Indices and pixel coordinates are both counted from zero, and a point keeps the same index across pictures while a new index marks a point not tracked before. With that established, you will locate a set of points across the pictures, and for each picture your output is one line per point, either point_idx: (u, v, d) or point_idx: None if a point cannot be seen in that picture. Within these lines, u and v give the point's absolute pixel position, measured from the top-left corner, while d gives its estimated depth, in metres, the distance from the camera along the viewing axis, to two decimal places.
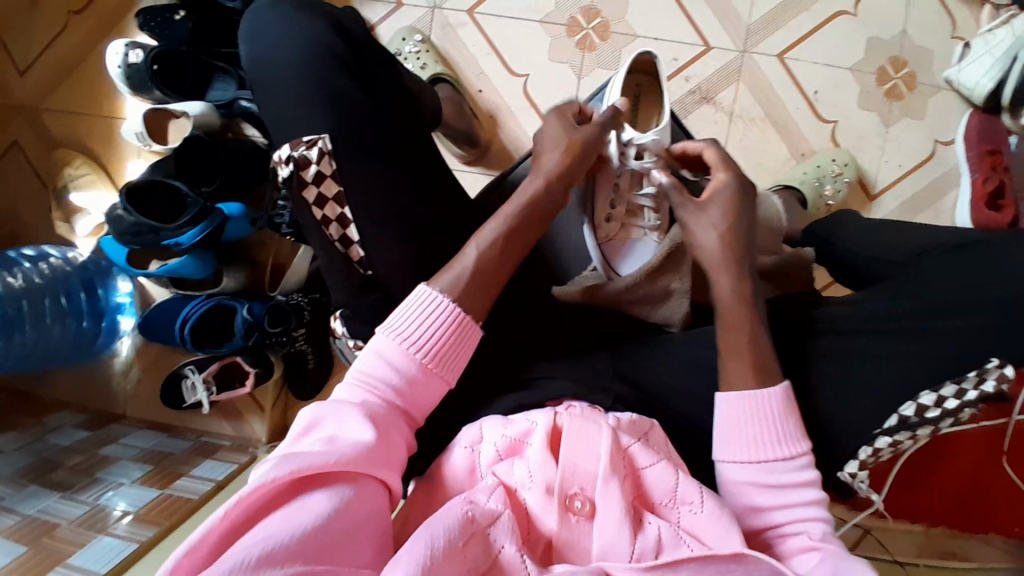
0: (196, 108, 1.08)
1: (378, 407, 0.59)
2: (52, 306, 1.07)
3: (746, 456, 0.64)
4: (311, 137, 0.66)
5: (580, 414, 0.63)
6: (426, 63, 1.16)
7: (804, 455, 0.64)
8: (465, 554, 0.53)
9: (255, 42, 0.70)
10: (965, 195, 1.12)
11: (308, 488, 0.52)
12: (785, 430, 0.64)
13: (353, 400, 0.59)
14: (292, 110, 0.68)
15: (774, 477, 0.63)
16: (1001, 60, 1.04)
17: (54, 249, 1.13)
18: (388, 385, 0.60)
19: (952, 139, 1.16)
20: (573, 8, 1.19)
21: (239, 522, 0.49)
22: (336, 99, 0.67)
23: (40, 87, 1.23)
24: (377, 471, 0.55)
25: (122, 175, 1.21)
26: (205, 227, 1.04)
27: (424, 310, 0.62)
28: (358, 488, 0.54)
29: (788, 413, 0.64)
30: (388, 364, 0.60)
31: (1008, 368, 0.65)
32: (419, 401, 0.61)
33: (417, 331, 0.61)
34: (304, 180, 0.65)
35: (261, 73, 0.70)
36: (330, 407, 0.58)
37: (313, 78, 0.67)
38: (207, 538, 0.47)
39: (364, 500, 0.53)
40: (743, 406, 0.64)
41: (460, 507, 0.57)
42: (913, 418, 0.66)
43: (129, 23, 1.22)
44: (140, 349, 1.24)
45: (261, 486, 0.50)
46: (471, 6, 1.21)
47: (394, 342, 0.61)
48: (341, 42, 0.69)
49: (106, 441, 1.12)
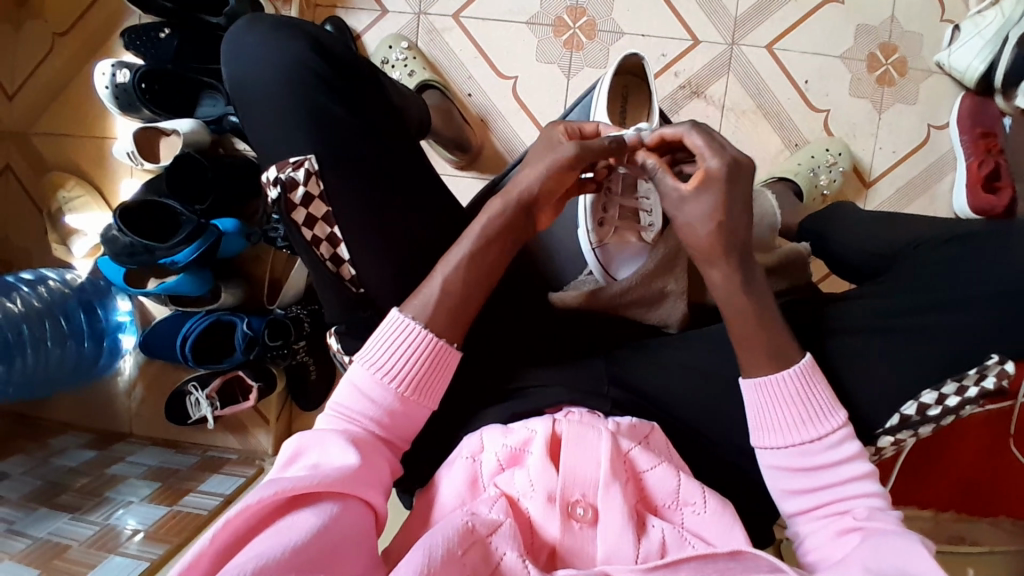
0: (186, 125, 1.08)
1: (357, 434, 0.59)
2: (53, 329, 1.08)
3: (782, 442, 0.63)
4: (298, 158, 0.66)
5: (578, 421, 0.63)
6: (414, 69, 1.16)
7: (840, 429, 0.63)
8: (465, 562, 0.54)
9: (235, 65, 0.70)
10: (962, 179, 1.11)
11: (297, 507, 0.52)
12: (816, 406, 0.63)
13: (333, 430, 0.59)
14: (275, 127, 0.68)
15: (814, 458, 0.63)
16: (992, 41, 1.05)
17: (51, 272, 1.14)
18: (368, 414, 0.61)
19: (945, 123, 1.15)
20: (559, 8, 1.19)
21: (227, 546, 0.49)
22: (324, 119, 0.67)
23: (30, 110, 1.23)
24: (363, 490, 0.56)
25: (115, 195, 1.21)
26: (200, 245, 1.04)
27: (397, 337, 0.62)
28: (346, 505, 0.54)
29: (817, 387, 0.64)
30: (363, 391, 0.61)
31: (1008, 364, 0.66)
32: (400, 425, 0.62)
33: (392, 359, 0.62)
34: (292, 202, 0.66)
35: (244, 94, 0.70)
36: (313, 436, 0.59)
37: (293, 95, 0.67)
38: (195, 562, 0.47)
39: (352, 515, 0.54)
40: (769, 392, 0.64)
41: (461, 518, 0.57)
42: (915, 415, 0.66)
43: (116, 43, 1.22)
44: (142, 367, 1.24)
45: (247, 507, 0.50)
46: (456, 11, 1.21)
47: (369, 373, 0.61)
48: (320, 58, 0.69)
49: (113, 460, 1.13)
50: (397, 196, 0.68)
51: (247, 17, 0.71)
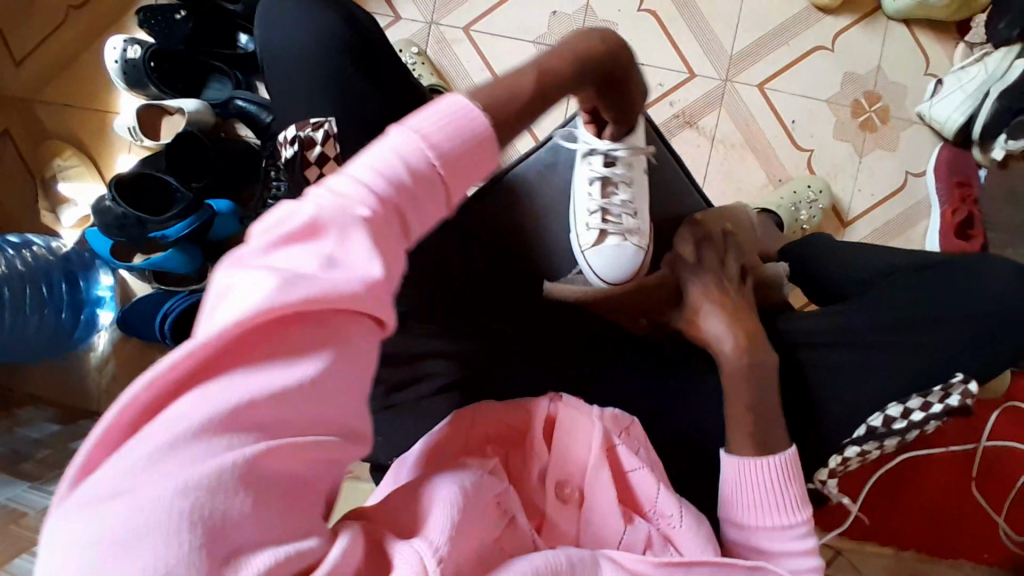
0: (191, 105, 1.10)
1: (386, 218, 0.44)
2: (34, 295, 1.07)
3: (748, 521, 0.62)
4: (319, 120, 0.69)
5: (574, 406, 0.65)
6: (423, 74, 1.20)
7: (802, 524, 0.62)
8: (485, 514, 0.48)
9: (269, 35, 0.73)
10: (936, 225, 1.18)
11: (301, 327, 0.39)
12: (788, 497, 0.62)
13: (355, 204, 0.43)
14: (308, 93, 0.71)
15: (772, 545, 0.61)
16: (972, 96, 1.13)
17: (37, 238, 1.13)
18: (398, 197, 0.44)
19: (923, 170, 1.22)
20: (566, 31, 1.24)
21: (202, 366, 0.37)
22: (342, 94, 0.69)
23: (34, 79, 1.24)
24: (382, 308, 0.42)
25: (111, 169, 1.22)
26: (193, 221, 1.04)
27: (447, 117, 0.47)
28: (354, 338, 0.41)
29: (790, 479, 0.63)
30: (398, 169, 0.45)
31: (971, 383, 0.70)
32: (421, 213, 0.46)
33: (439, 140, 0.46)
34: (308, 160, 0.68)
35: (278, 63, 0.73)
36: (333, 207, 0.43)
37: (327, 63, 0.70)
38: (160, 379, 0.36)
39: (358, 352, 0.41)
40: (748, 472, 0.63)
41: (473, 470, 0.52)
42: (882, 428, 0.70)
43: (129, 22, 1.24)
44: (117, 344, 1.22)
45: (225, 329, 0.36)
46: (467, 24, 1.25)
47: (410, 146, 0.45)
48: (351, 30, 0.71)
49: (78, 435, 1.10)
50: None
51: None
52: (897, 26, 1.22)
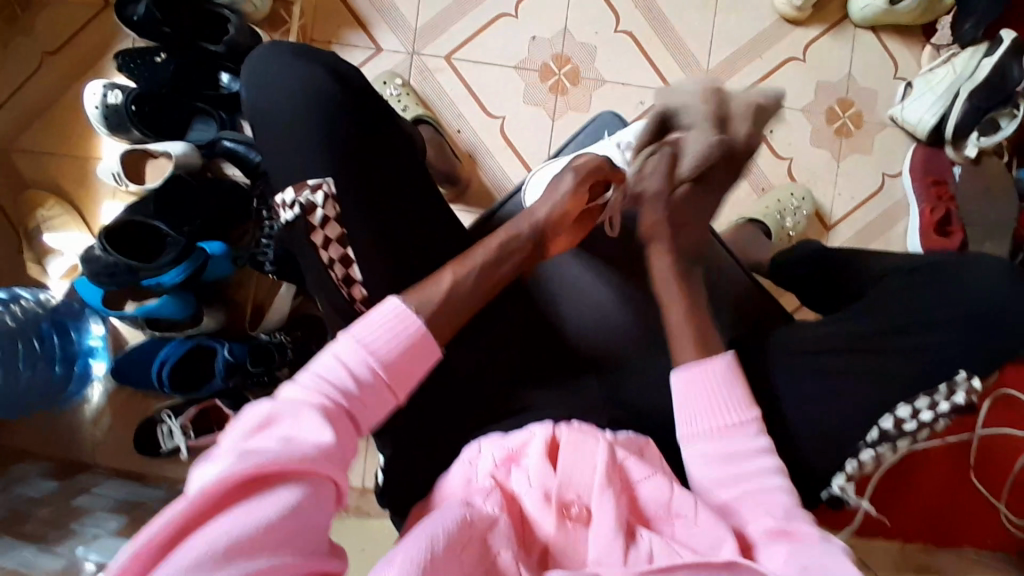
0: (178, 149, 1.08)
1: (333, 408, 0.56)
2: (25, 351, 1.04)
3: (705, 424, 0.65)
4: (315, 181, 0.69)
5: (579, 428, 0.65)
6: (407, 105, 1.20)
7: (753, 422, 0.65)
8: (464, 557, 0.54)
9: (254, 90, 0.73)
10: (915, 224, 1.22)
11: (266, 486, 0.51)
12: (734, 396, 0.66)
13: (307, 400, 0.56)
14: (294, 150, 0.70)
15: (728, 446, 0.65)
16: (943, 96, 1.17)
17: (24, 292, 1.09)
18: (343, 385, 0.58)
19: (899, 171, 1.26)
20: (546, 54, 1.26)
21: (180, 526, 0.47)
22: (328, 154, 0.70)
23: (9, 129, 1.22)
24: (334, 474, 0.54)
25: (97, 218, 1.21)
26: (188, 266, 1.04)
27: (387, 318, 0.61)
28: (312, 496, 0.52)
29: (735, 382, 0.67)
30: (344, 365, 0.59)
31: (974, 380, 0.72)
32: (369, 408, 0.59)
33: (378, 338, 0.60)
34: (312, 224, 0.69)
35: (265, 118, 0.72)
36: (288, 404, 0.56)
37: (314, 120, 0.70)
38: (149, 543, 0.46)
39: (314, 506, 0.52)
40: (700, 379, 0.66)
41: (459, 510, 0.57)
42: (892, 430, 0.71)
43: (107, 66, 1.23)
44: (111, 395, 1.21)
45: (206, 492, 0.48)
46: (448, 53, 1.26)
47: (354, 347, 0.59)
48: (337, 85, 0.72)
49: (76, 491, 1.08)
50: (404, 216, 0.72)
51: (267, 44, 0.75)
52: (865, 33, 1.26)
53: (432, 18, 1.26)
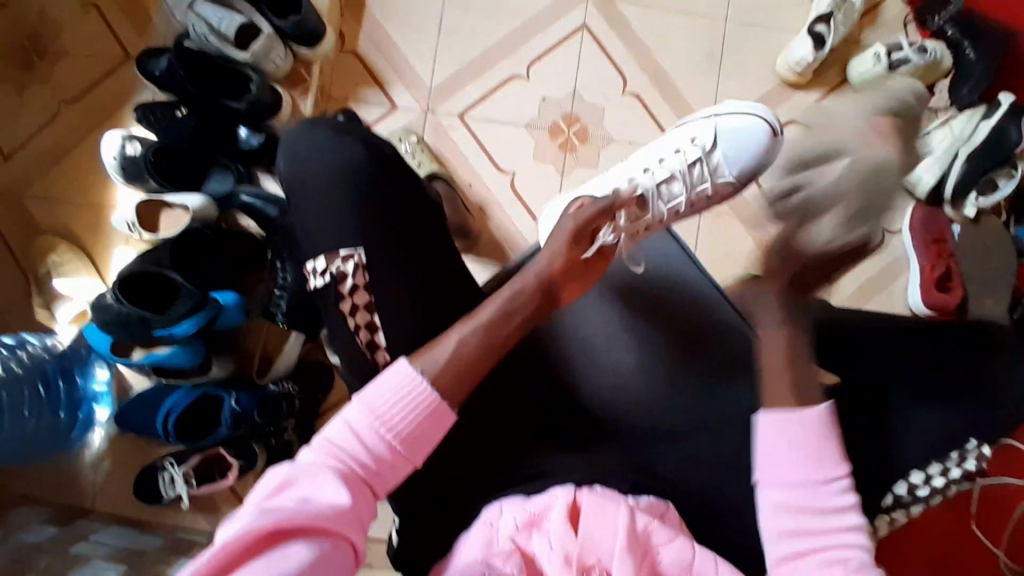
0: (196, 202, 1.12)
1: (348, 472, 0.59)
2: (32, 396, 1.04)
3: (787, 479, 0.66)
4: (348, 250, 0.72)
5: (601, 493, 0.66)
6: (422, 161, 1.23)
7: (840, 479, 0.66)
8: None
9: (290, 163, 0.76)
10: (915, 279, 1.25)
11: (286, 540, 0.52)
12: (827, 451, 0.66)
13: (324, 465, 0.59)
14: (327, 218, 0.73)
15: (814, 502, 0.65)
16: (943, 157, 1.20)
17: (32, 337, 1.11)
18: (357, 451, 0.60)
19: (898, 229, 1.30)
20: (556, 113, 1.30)
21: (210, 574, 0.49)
22: (360, 224, 0.73)
23: (26, 174, 1.24)
24: (350, 534, 0.56)
25: (107, 264, 1.22)
26: (200, 318, 1.05)
27: (402, 382, 0.63)
28: (328, 554, 0.53)
29: (830, 434, 0.67)
30: (357, 432, 0.61)
31: (985, 447, 0.72)
32: (386, 475, 0.61)
33: (392, 403, 0.62)
34: (342, 291, 0.72)
35: (298, 190, 0.75)
36: (306, 467, 0.58)
37: (347, 192, 0.74)
38: None
39: (331, 562, 0.53)
40: (792, 427, 0.67)
41: None
42: (906, 495, 0.72)
43: (126, 115, 1.25)
44: (113, 441, 1.20)
45: (229, 543, 0.50)
46: (461, 110, 1.30)
47: (367, 414, 0.62)
48: (371, 160, 0.75)
49: (77, 539, 1.06)
50: (426, 280, 0.74)
51: (301, 122, 0.78)
52: None
53: (445, 77, 1.31)
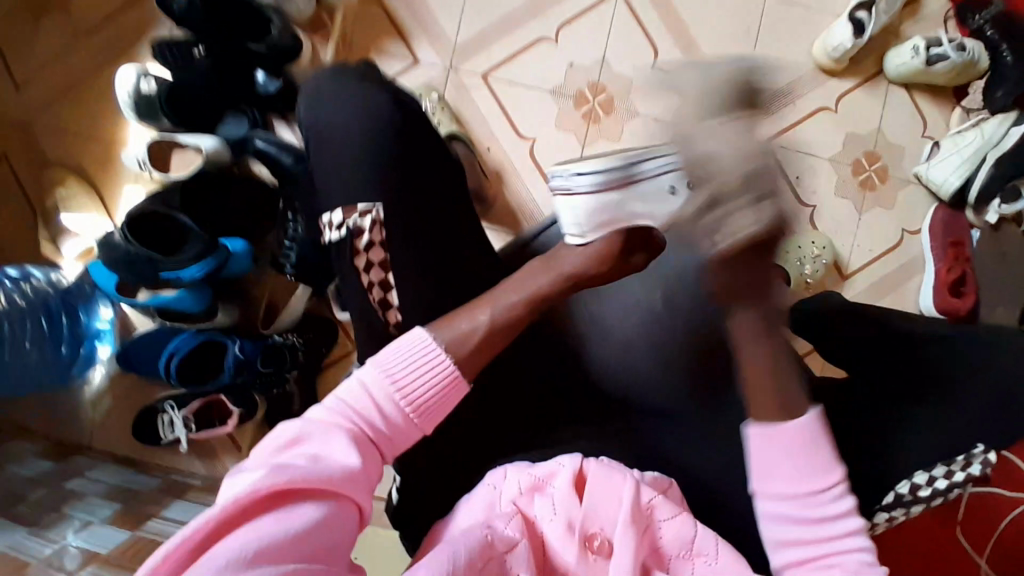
0: (208, 144, 1.09)
1: (359, 432, 0.58)
2: (34, 329, 1.04)
3: (785, 490, 0.58)
4: (366, 205, 0.70)
5: (607, 464, 0.65)
6: (442, 121, 1.21)
7: (835, 488, 0.58)
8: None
9: (312, 110, 0.73)
10: (930, 281, 1.23)
11: (291, 499, 0.52)
12: (817, 459, 0.58)
13: (334, 423, 0.57)
14: (347, 169, 0.71)
15: (814, 514, 0.58)
16: (969, 159, 1.18)
17: (36, 269, 1.08)
18: (369, 413, 0.59)
19: (918, 229, 1.27)
20: (582, 82, 1.26)
21: (214, 528, 0.49)
22: (382, 178, 0.71)
23: (36, 104, 1.22)
24: (357, 494, 0.55)
25: (116, 201, 1.19)
26: (209, 262, 1.03)
27: (419, 353, 0.61)
28: (332, 515, 0.53)
29: (821, 442, 0.58)
30: (371, 395, 0.59)
31: (992, 453, 0.69)
32: (397, 440, 0.60)
33: (407, 368, 0.60)
34: (357, 247, 0.70)
35: (321, 136, 0.72)
36: (316, 424, 0.57)
37: (370, 143, 0.71)
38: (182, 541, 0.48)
39: (337, 522, 0.53)
40: (779, 441, 0.58)
41: (481, 530, 0.60)
42: (907, 495, 0.69)
43: (141, 50, 1.22)
44: (113, 379, 1.20)
45: (234, 500, 0.49)
46: (486, 70, 1.27)
47: (381, 377, 0.59)
48: (398, 111, 0.73)
49: (72, 475, 1.08)
50: (441, 244, 0.73)
51: (320, 73, 0.75)
52: (898, 90, 1.27)
53: (471, 35, 1.27)
